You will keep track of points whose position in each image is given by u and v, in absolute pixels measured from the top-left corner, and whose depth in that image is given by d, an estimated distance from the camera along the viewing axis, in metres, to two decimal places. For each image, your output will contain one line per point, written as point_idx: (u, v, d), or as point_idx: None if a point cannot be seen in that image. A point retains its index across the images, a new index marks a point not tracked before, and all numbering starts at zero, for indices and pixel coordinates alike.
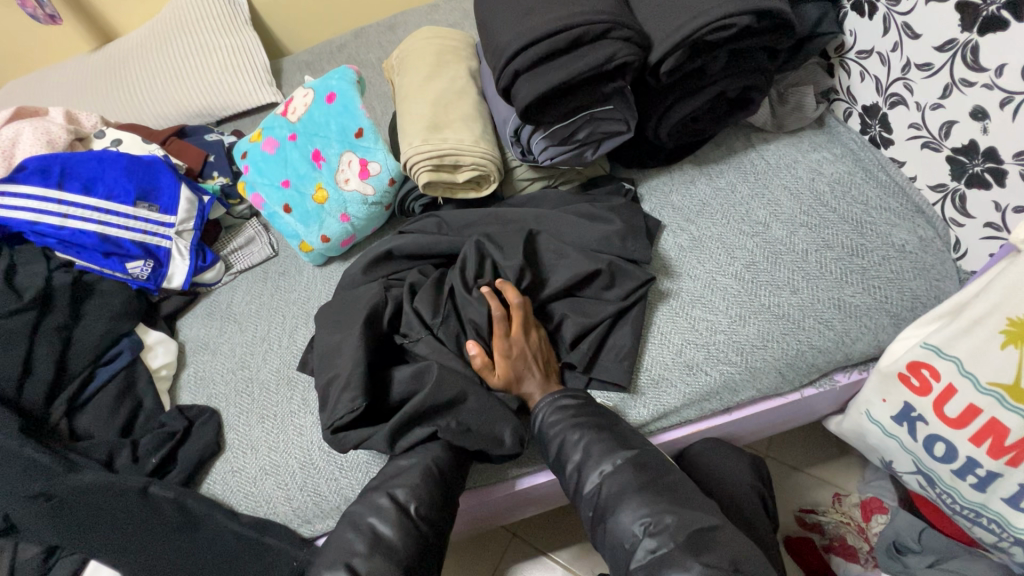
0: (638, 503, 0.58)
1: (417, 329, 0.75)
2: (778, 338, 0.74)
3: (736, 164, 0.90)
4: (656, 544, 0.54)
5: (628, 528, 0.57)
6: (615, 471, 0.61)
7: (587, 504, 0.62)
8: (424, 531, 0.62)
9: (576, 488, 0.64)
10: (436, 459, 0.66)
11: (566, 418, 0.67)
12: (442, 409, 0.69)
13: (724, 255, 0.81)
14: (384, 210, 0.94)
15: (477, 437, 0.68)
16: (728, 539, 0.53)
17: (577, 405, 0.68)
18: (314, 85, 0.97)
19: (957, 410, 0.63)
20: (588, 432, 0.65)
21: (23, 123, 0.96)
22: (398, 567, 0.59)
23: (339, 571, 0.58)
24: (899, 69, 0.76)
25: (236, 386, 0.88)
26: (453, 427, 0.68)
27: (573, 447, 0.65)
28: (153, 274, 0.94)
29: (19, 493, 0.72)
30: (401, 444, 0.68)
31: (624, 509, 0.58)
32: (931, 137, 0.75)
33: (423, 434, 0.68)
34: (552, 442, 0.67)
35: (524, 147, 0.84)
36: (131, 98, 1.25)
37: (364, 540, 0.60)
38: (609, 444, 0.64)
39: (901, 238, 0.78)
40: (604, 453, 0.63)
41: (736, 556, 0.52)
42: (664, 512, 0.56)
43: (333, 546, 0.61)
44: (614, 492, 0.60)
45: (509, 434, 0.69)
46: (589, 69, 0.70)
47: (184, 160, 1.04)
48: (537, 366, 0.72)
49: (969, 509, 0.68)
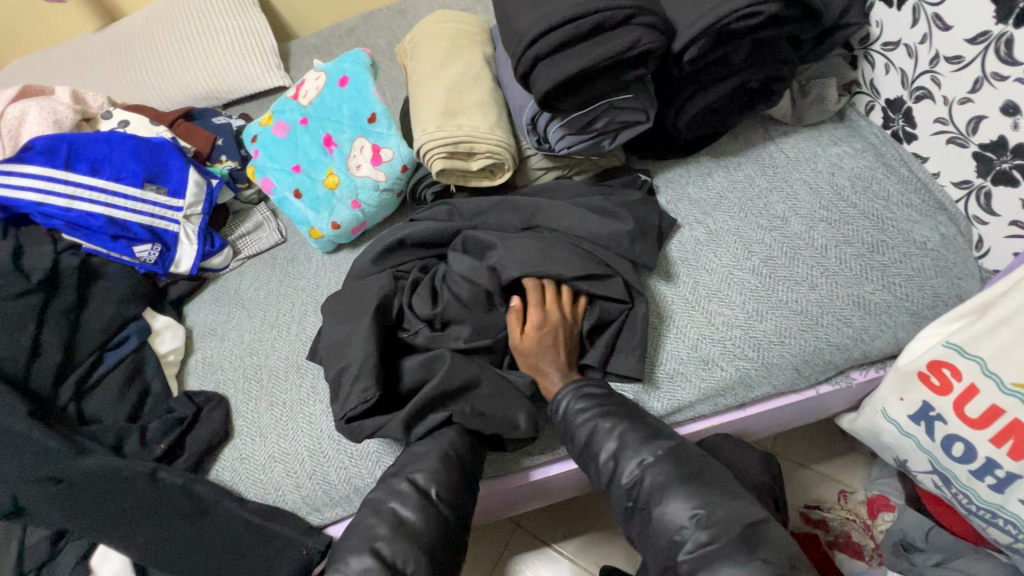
0: (686, 495, 0.56)
1: (417, 322, 0.75)
2: (796, 334, 0.73)
3: (754, 157, 0.89)
4: (709, 537, 0.53)
5: (676, 520, 0.56)
6: (656, 461, 0.60)
7: (623, 496, 0.61)
8: (444, 518, 0.61)
9: (611, 478, 0.62)
10: (453, 445, 0.65)
11: (594, 407, 0.66)
12: (453, 394, 0.68)
13: (741, 249, 0.80)
14: (396, 197, 0.92)
15: (490, 421, 0.68)
16: (779, 535, 0.53)
17: (603, 395, 0.67)
18: (326, 69, 0.95)
19: (978, 411, 0.62)
20: (622, 421, 0.64)
21: (28, 103, 0.94)
22: (420, 551, 0.58)
23: (364, 556, 0.57)
24: (927, 61, 0.74)
25: (244, 372, 0.88)
26: (467, 411, 0.68)
27: (607, 436, 0.63)
28: (160, 258, 0.92)
29: (27, 476, 0.71)
30: (417, 431, 0.68)
31: (671, 500, 0.57)
32: (957, 133, 0.74)
33: (438, 419, 0.67)
34: (582, 429, 0.65)
35: (540, 136, 0.82)
36: (136, 79, 1.23)
37: (386, 524, 0.59)
38: (646, 434, 0.62)
39: (923, 235, 0.77)
40: (642, 443, 0.61)
41: (791, 553, 0.52)
42: (715, 505, 0.55)
43: (356, 531, 0.60)
44: (657, 483, 0.58)
45: (522, 417, 0.68)
46: (611, 56, 0.68)
47: (192, 143, 1.03)
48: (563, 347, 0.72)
49: (985, 509, 0.67)
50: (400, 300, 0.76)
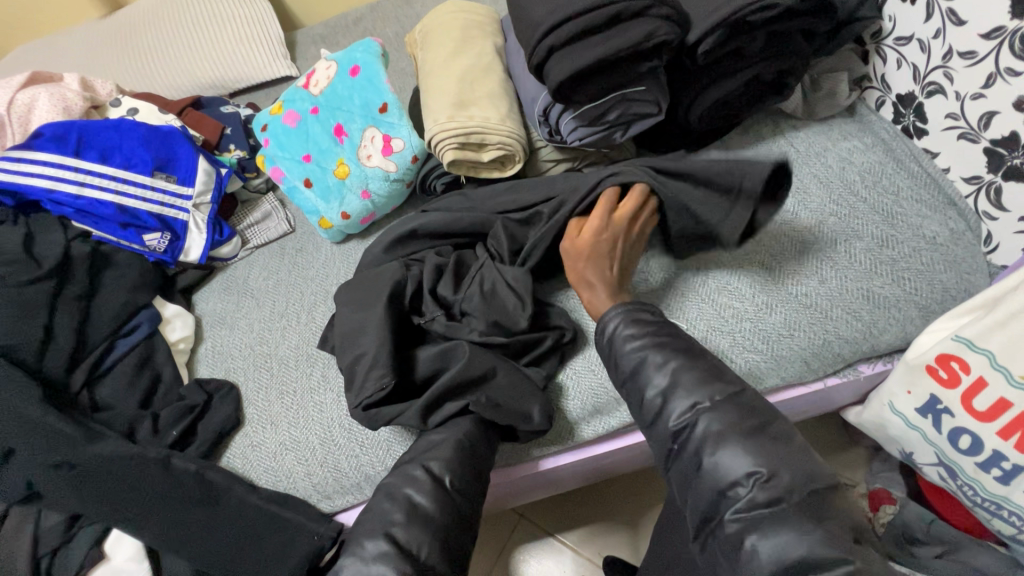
0: (743, 450, 0.53)
1: (434, 308, 0.75)
2: (805, 327, 0.74)
3: (764, 151, 0.89)
4: (769, 499, 0.50)
5: (730, 475, 0.52)
6: (712, 407, 0.56)
7: (669, 438, 0.57)
8: (459, 505, 0.61)
9: (657, 415, 0.59)
10: (469, 434, 0.66)
11: (649, 338, 0.62)
12: (471, 384, 0.69)
13: (751, 242, 0.80)
14: (406, 187, 0.92)
15: (506, 413, 0.68)
16: (842, 502, 0.51)
17: (661, 326, 0.63)
18: (337, 58, 0.95)
19: (986, 403, 0.63)
20: (676, 357, 0.60)
21: (37, 90, 0.94)
22: (435, 537, 0.58)
23: (379, 540, 0.57)
24: (940, 56, 0.74)
25: (254, 361, 0.88)
26: (483, 402, 0.68)
27: (657, 371, 0.60)
28: (170, 246, 0.92)
29: (41, 461, 0.71)
30: (433, 420, 0.68)
31: (725, 454, 0.53)
32: (969, 129, 0.74)
33: (455, 408, 0.67)
34: (631, 357, 0.62)
35: (552, 128, 0.82)
36: (142, 67, 1.22)
37: (402, 510, 0.59)
38: (704, 376, 0.58)
39: (932, 230, 0.77)
40: (696, 384, 0.58)
41: (853, 524, 0.50)
42: (775, 466, 0.51)
43: (371, 516, 0.61)
44: (711, 431, 0.55)
45: (537, 411, 0.69)
46: (626, 48, 0.68)
47: (201, 132, 1.03)
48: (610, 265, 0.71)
49: (989, 501, 0.68)
50: (411, 288, 0.76)
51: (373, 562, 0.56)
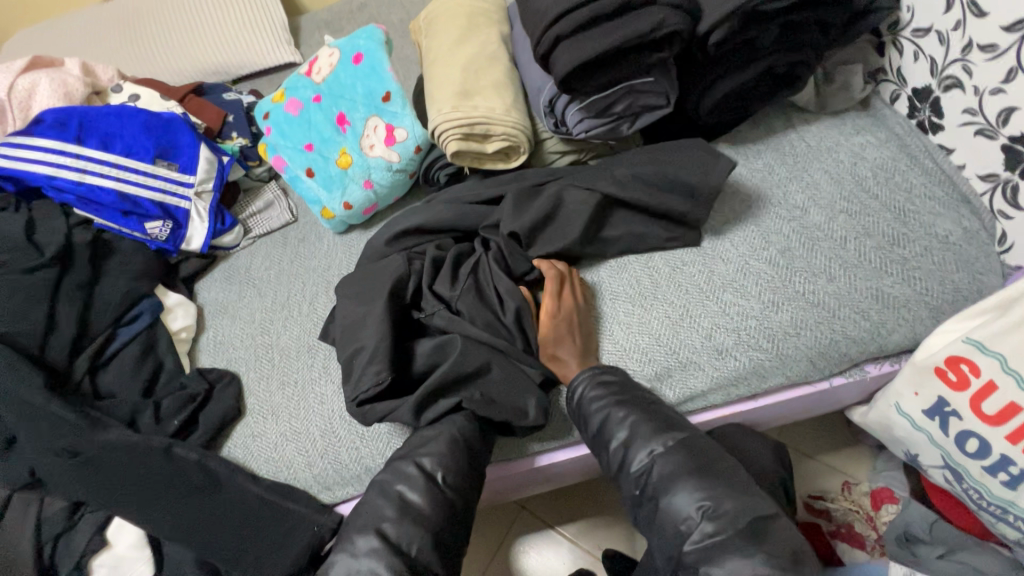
0: (693, 487, 0.56)
1: (433, 303, 0.74)
2: (811, 326, 0.73)
3: (775, 145, 0.87)
4: (716, 529, 0.54)
5: (682, 510, 0.56)
6: (666, 452, 0.60)
7: (632, 483, 0.61)
8: (451, 501, 0.62)
9: (620, 466, 0.62)
10: (462, 429, 0.65)
11: (609, 395, 0.65)
12: (465, 380, 0.68)
13: (759, 239, 0.79)
14: (409, 178, 0.91)
15: (501, 409, 0.67)
16: (784, 530, 0.54)
17: (618, 382, 0.66)
18: (340, 45, 0.93)
19: (995, 408, 0.62)
20: (634, 411, 0.63)
21: (38, 74, 0.93)
22: (427, 533, 0.59)
23: (370, 535, 0.59)
24: (959, 50, 0.72)
25: (256, 351, 0.88)
26: (479, 399, 0.67)
27: (618, 425, 0.63)
28: (172, 235, 0.92)
29: (45, 448, 0.72)
30: (426, 416, 0.67)
31: (678, 492, 0.57)
32: (986, 124, 0.72)
33: (448, 405, 0.67)
34: (593, 416, 0.64)
35: (557, 119, 0.81)
36: (144, 51, 1.21)
37: (393, 506, 0.61)
38: (658, 424, 0.62)
39: (946, 228, 0.75)
40: (653, 433, 0.61)
41: (793, 547, 0.53)
42: (723, 498, 0.55)
43: (364, 511, 0.62)
44: (665, 474, 0.58)
45: (533, 406, 0.67)
46: (635, 38, 0.67)
47: (201, 117, 1.02)
48: (578, 334, 0.73)
49: (995, 505, 0.67)
50: (413, 283, 0.75)
51: (363, 556, 0.58)
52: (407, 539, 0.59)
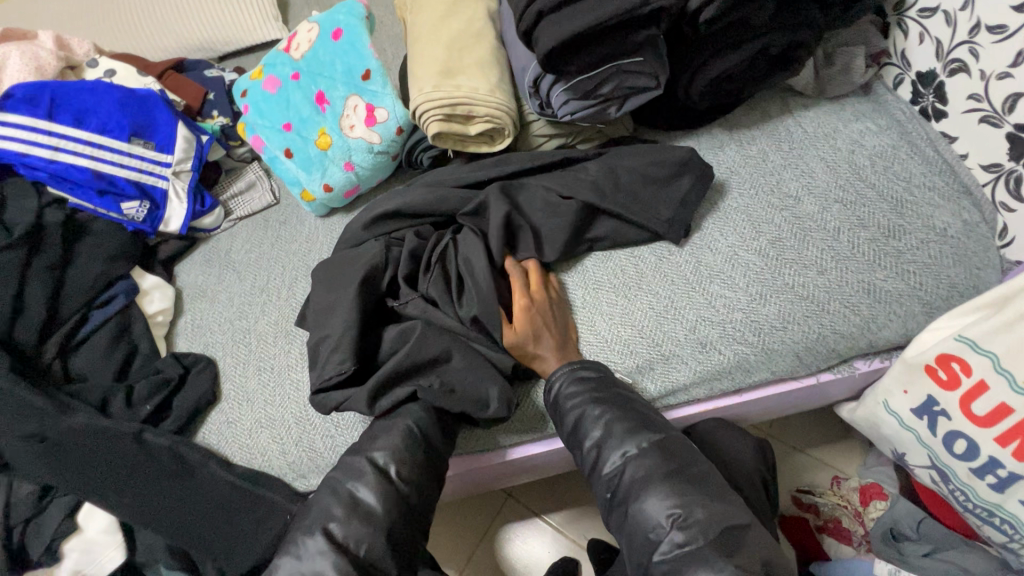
0: (665, 492, 0.54)
1: (407, 291, 0.72)
2: (799, 320, 0.70)
3: (770, 130, 0.83)
4: (685, 539, 0.52)
5: (652, 517, 0.54)
6: (640, 454, 0.57)
7: (604, 486, 0.59)
8: (409, 497, 0.61)
9: (594, 467, 0.60)
10: (421, 423, 0.64)
11: (586, 393, 0.62)
12: (425, 367, 0.66)
13: (749, 229, 0.76)
14: (391, 160, 0.88)
15: (460, 399, 0.66)
16: (757, 539, 0.52)
17: (596, 379, 0.64)
18: (320, 20, 0.90)
19: (986, 408, 0.60)
20: (610, 409, 0.61)
21: (9, 47, 0.90)
22: (378, 534, 0.57)
23: (316, 537, 0.57)
24: (966, 31, 0.68)
25: (233, 336, 0.86)
26: (437, 386, 0.65)
27: (593, 424, 0.61)
28: (149, 216, 0.89)
29: (12, 432, 0.71)
30: (381, 404, 0.65)
31: (648, 498, 0.55)
32: (992, 112, 0.68)
33: (405, 393, 0.65)
34: (568, 415, 0.62)
35: (542, 100, 0.77)
36: (126, 25, 1.17)
37: (342, 504, 0.59)
38: (633, 424, 0.60)
39: (944, 220, 0.72)
40: (627, 433, 0.59)
41: (764, 558, 0.51)
42: (694, 506, 0.53)
43: (313, 510, 0.60)
44: (638, 477, 0.56)
45: (494, 395, 0.66)
46: (621, 14, 0.63)
47: (182, 97, 0.99)
48: (558, 330, 0.70)
49: (982, 508, 0.65)
50: (390, 272, 0.72)
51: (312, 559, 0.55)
52: (353, 537, 0.57)
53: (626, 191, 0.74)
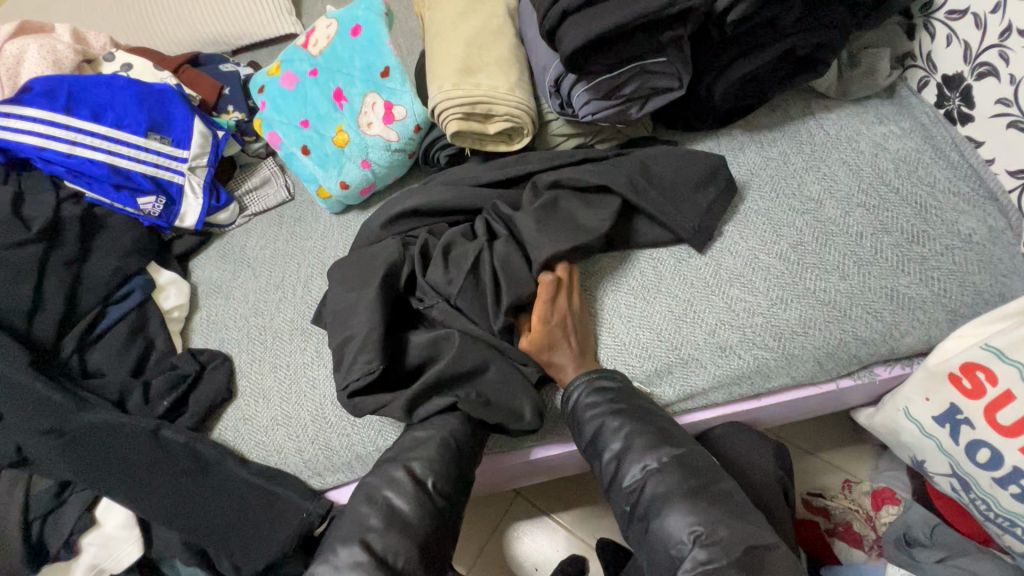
0: (687, 509, 0.53)
1: (433, 295, 0.71)
2: (820, 325, 0.69)
3: (791, 132, 0.83)
4: (709, 557, 0.51)
5: (675, 533, 0.53)
6: (661, 468, 0.57)
7: (624, 498, 0.58)
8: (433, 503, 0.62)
9: (613, 479, 0.60)
10: (451, 433, 0.64)
11: (605, 403, 0.62)
12: (461, 378, 0.66)
13: (770, 232, 0.75)
14: (408, 158, 0.88)
15: (496, 411, 0.66)
16: (780, 561, 0.51)
17: (616, 388, 0.64)
18: (338, 16, 0.89)
19: (1010, 418, 0.59)
20: (631, 421, 0.60)
21: (26, 40, 0.90)
22: (413, 545, 0.57)
23: (354, 547, 0.56)
24: (997, 34, 0.67)
25: (249, 333, 0.86)
26: (473, 399, 0.66)
27: (613, 435, 0.60)
28: (165, 212, 0.89)
29: (30, 428, 0.71)
30: (419, 413, 0.65)
31: (671, 513, 0.54)
32: (1021, 117, 0.67)
33: (443, 404, 0.65)
34: (588, 424, 0.62)
35: (563, 100, 0.77)
36: (141, 19, 1.16)
37: (379, 515, 0.59)
38: (654, 438, 0.59)
39: (969, 226, 0.71)
40: (648, 447, 0.58)
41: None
42: (717, 524, 0.52)
43: (347, 519, 0.60)
44: (658, 493, 0.56)
45: (528, 409, 0.66)
46: (646, 14, 0.62)
47: (198, 91, 0.98)
48: (578, 341, 0.69)
49: (1002, 517, 0.65)
50: (410, 268, 0.72)
51: (345, 569, 0.55)
52: (394, 550, 0.57)
53: (656, 185, 0.74)
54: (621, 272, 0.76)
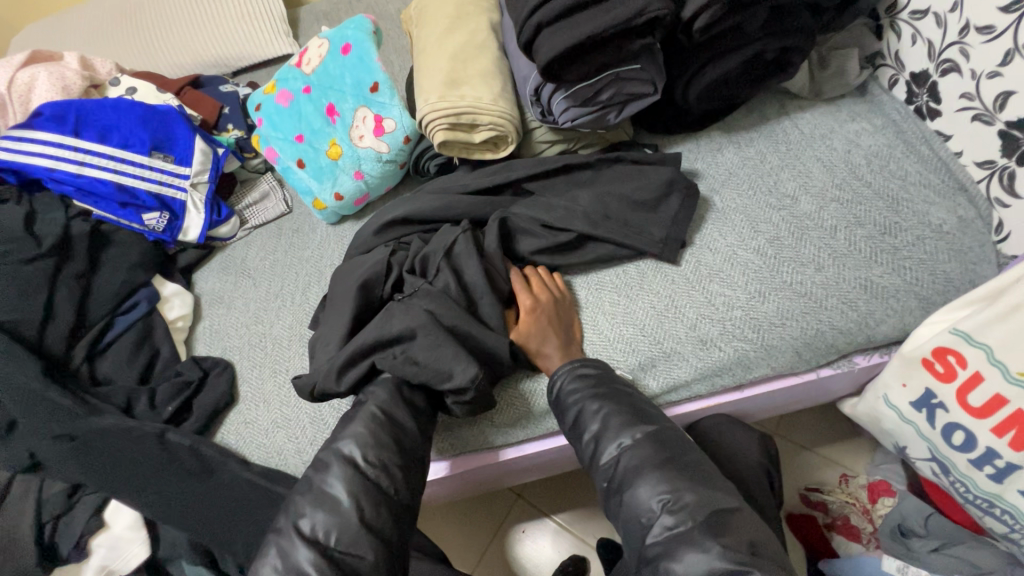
0: (657, 480, 0.56)
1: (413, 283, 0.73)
2: (798, 316, 0.71)
3: (767, 133, 0.85)
4: (675, 522, 0.53)
5: (645, 503, 0.55)
6: (635, 445, 0.59)
7: (602, 475, 0.61)
8: (414, 505, 0.64)
9: (592, 459, 0.62)
10: (384, 405, 0.65)
11: (585, 388, 0.65)
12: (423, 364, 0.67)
13: (747, 228, 0.78)
14: (399, 169, 0.92)
15: (429, 375, 0.66)
16: (746, 522, 0.53)
17: (596, 375, 0.66)
18: (329, 36, 0.94)
19: (981, 399, 0.61)
20: (608, 403, 0.63)
21: (38, 68, 0.96)
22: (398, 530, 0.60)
23: None
24: (956, 32, 0.70)
25: (250, 340, 0.89)
26: (400, 358, 0.67)
27: (592, 418, 0.63)
28: (169, 226, 0.93)
29: (44, 433, 0.74)
30: (349, 377, 0.68)
31: (642, 484, 0.56)
32: (983, 110, 0.70)
33: (362, 366, 0.67)
34: (569, 410, 0.65)
35: (544, 108, 0.80)
36: (146, 46, 1.22)
37: None
38: (629, 418, 0.61)
39: (939, 217, 0.74)
40: (623, 425, 0.61)
41: (752, 539, 0.51)
42: (684, 491, 0.54)
43: None
44: (631, 466, 0.58)
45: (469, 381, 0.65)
46: (616, 24, 0.66)
47: (199, 111, 1.03)
48: (561, 330, 0.72)
49: (981, 498, 0.67)
50: (400, 267, 0.76)
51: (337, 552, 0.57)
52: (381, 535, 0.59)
53: (617, 220, 0.77)
54: (605, 270, 0.79)
